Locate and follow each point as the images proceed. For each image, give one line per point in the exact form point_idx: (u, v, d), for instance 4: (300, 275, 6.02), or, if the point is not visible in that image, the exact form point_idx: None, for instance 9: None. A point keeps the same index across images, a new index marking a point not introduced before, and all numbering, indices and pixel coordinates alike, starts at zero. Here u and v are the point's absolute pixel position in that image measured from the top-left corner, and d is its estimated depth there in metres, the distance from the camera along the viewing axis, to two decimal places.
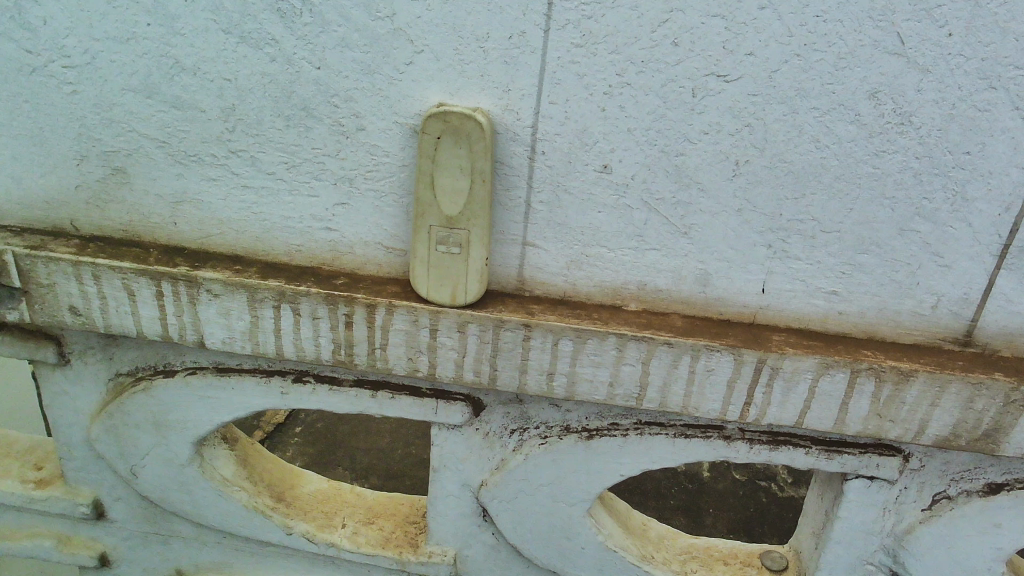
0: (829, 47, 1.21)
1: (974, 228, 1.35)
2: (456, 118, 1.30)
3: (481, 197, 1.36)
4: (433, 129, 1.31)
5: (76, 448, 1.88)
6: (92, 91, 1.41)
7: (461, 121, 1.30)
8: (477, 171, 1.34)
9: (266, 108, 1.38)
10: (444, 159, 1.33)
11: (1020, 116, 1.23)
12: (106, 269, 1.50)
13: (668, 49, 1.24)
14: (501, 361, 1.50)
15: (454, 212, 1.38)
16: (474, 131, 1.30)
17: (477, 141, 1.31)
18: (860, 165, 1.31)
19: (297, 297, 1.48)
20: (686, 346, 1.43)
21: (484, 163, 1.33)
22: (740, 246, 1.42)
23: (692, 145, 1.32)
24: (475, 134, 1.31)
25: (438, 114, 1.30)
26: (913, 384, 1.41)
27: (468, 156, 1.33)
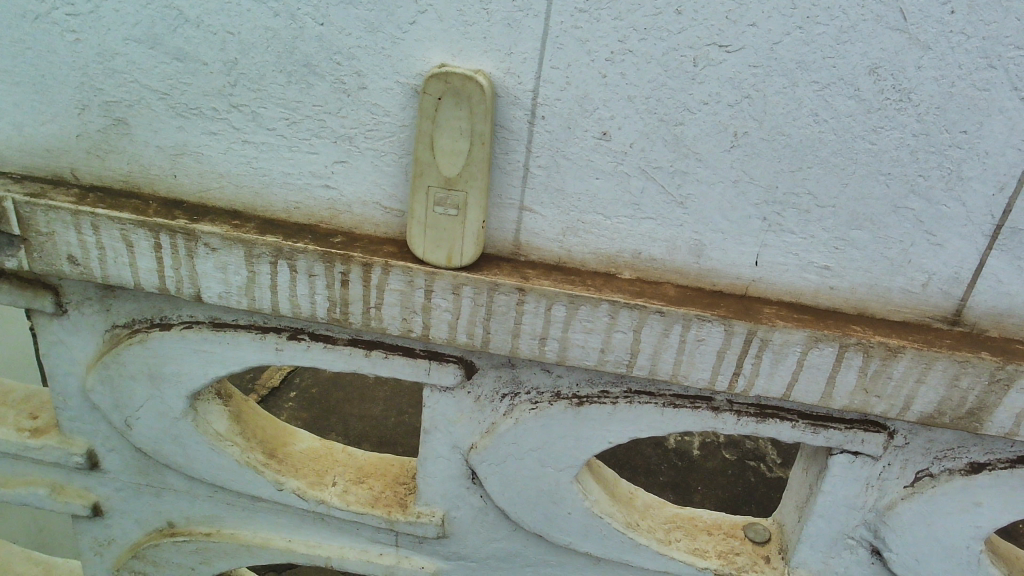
0: (832, 21, 1.22)
1: (968, 208, 1.36)
2: (458, 79, 1.31)
3: (480, 159, 1.37)
4: (435, 90, 1.32)
5: (71, 397, 1.89)
6: (95, 40, 1.41)
7: (463, 82, 1.31)
8: (477, 133, 1.34)
9: (268, 64, 1.38)
10: (445, 119, 1.34)
11: (1018, 97, 1.24)
12: (105, 220, 1.51)
13: (672, 17, 1.25)
14: (494, 324, 1.52)
15: (452, 173, 1.38)
16: (475, 93, 1.31)
17: (477, 103, 1.32)
18: (857, 141, 1.32)
19: (294, 254, 1.49)
20: (677, 315, 1.44)
21: (484, 125, 1.34)
22: (735, 218, 1.43)
23: (691, 114, 1.33)
24: (476, 96, 1.31)
25: (440, 74, 1.31)
26: (900, 360, 1.43)
27: (468, 117, 1.33)
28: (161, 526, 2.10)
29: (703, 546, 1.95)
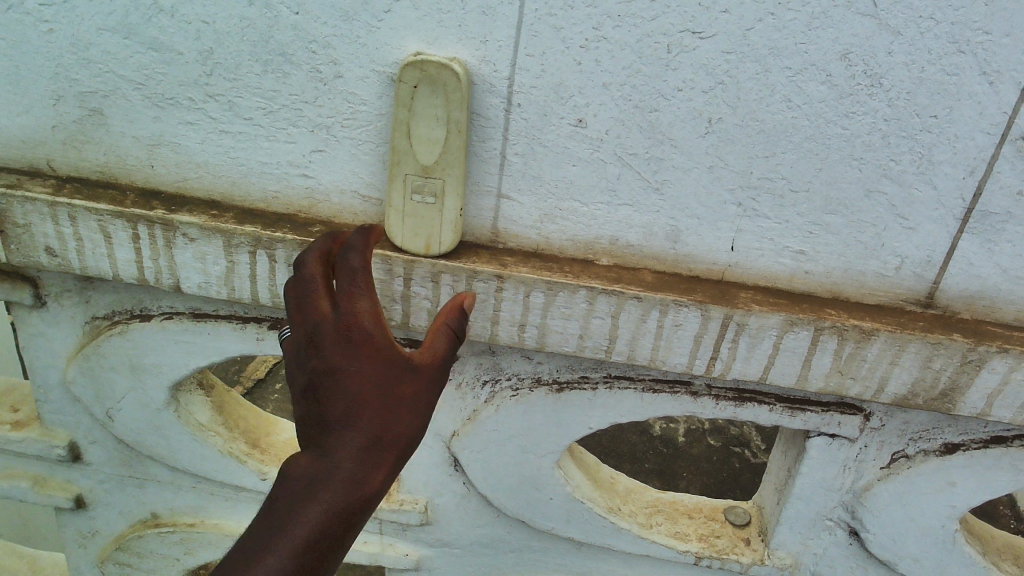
0: (803, 6, 1.23)
1: (939, 191, 1.38)
2: (433, 67, 1.31)
3: (457, 147, 1.38)
4: (410, 78, 1.33)
5: (51, 389, 1.89)
6: (69, 30, 1.40)
7: (438, 70, 1.32)
8: (454, 121, 1.35)
9: (244, 53, 1.38)
10: (421, 107, 1.35)
11: (986, 81, 1.26)
12: (82, 211, 1.50)
13: (645, 4, 1.25)
14: (474, 312, 1.53)
15: (430, 161, 1.39)
16: (451, 80, 1.32)
17: (453, 91, 1.33)
18: (830, 126, 1.33)
19: (273, 243, 1.49)
20: (654, 301, 1.46)
21: (460, 113, 1.35)
22: (711, 204, 1.45)
23: (666, 100, 1.34)
24: (452, 84, 1.32)
25: (416, 62, 1.31)
26: (874, 342, 1.45)
27: (444, 105, 1.34)
28: (146, 518, 2.11)
29: (684, 530, 1.97)
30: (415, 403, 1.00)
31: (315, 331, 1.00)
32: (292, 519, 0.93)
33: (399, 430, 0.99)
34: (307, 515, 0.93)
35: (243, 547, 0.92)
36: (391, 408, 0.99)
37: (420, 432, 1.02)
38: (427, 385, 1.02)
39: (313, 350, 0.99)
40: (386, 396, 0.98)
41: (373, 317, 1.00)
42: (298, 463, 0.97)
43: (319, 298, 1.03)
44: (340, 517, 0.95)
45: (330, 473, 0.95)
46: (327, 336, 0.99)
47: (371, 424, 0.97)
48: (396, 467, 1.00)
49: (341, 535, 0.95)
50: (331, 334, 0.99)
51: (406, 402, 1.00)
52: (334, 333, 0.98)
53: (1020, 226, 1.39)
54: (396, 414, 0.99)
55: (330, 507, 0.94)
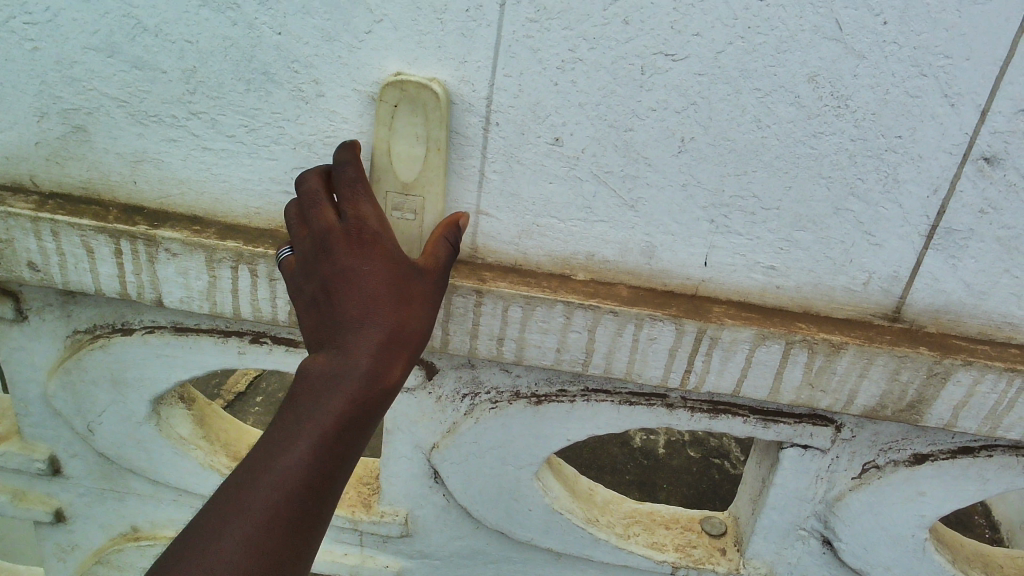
0: (772, 31, 1.27)
1: (905, 209, 1.42)
2: (413, 87, 1.35)
3: (436, 164, 1.42)
4: (391, 97, 1.36)
5: (32, 403, 1.89)
6: (53, 48, 1.42)
7: (418, 90, 1.35)
8: (433, 139, 1.39)
9: (227, 72, 1.41)
10: (401, 126, 1.38)
11: (948, 103, 1.31)
12: (65, 226, 1.52)
13: (619, 27, 1.29)
14: (453, 325, 1.56)
15: (410, 179, 1.42)
16: (430, 100, 1.35)
17: (433, 110, 1.36)
18: (799, 146, 1.37)
19: (254, 258, 1.51)
20: (630, 315, 1.49)
21: (440, 131, 1.38)
22: (685, 221, 1.48)
23: (640, 120, 1.38)
24: (432, 103, 1.36)
25: (396, 82, 1.35)
26: (843, 355, 1.49)
27: (424, 124, 1.38)
28: (126, 531, 2.11)
29: (661, 540, 1.99)
30: (421, 301, 1.22)
31: (328, 239, 1.22)
32: (323, 396, 1.08)
33: (409, 325, 1.18)
34: (334, 401, 1.08)
35: (280, 424, 1.07)
36: (401, 304, 1.19)
37: (426, 329, 1.22)
38: (428, 286, 1.25)
39: (327, 254, 1.21)
40: (393, 288, 1.19)
41: (376, 223, 1.23)
42: (323, 354, 1.14)
43: (326, 210, 1.25)
44: (364, 412, 1.10)
45: (354, 362, 1.12)
46: (338, 242, 1.21)
47: (386, 316, 1.16)
48: (408, 363, 1.18)
49: (366, 419, 1.10)
50: (342, 236, 1.22)
51: (412, 298, 1.21)
52: (347, 233, 1.22)
53: (982, 243, 1.44)
54: (405, 312, 1.19)
55: (353, 396, 1.09)
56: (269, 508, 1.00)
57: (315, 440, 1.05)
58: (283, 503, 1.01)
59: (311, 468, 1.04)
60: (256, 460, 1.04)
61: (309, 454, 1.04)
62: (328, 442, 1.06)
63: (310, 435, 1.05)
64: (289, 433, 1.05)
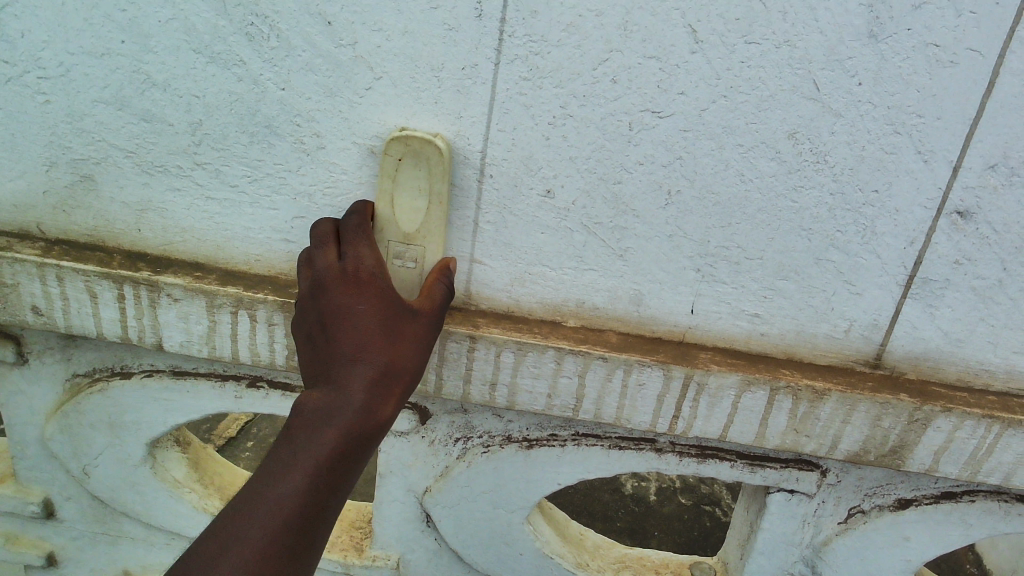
0: (753, 90, 1.34)
1: (883, 260, 1.48)
2: (418, 142, 1.40)
3: (438, 216, 1.46)
4: (396, 151, 1.41)
5: (29, 446, 1.91)
6: (65, 101, 1.48)
7: (422, 144, 1.40)
8: (436, 192, 1.44)
9: (232, 125, 1.46)
10: (405, 179, 1.43)
11: (922, 160, 1.37)
12: (70, 272, 1.56)
13: (608, 86, 1.36)
14: (447, 371, 1.60)
15: (412, 230, 1.47)
16: (433, 155, 1.41)
17: (436, 164, 1.42)
18: (781, 199, 1.43)
19: (254, 303, 1.56)
20: (619, 361, 1.53)
21: (442, 184, 1.44)
22: (672, 269, 1.53)
23: (628, 173, 1.43)
24: (435, 158, 1.41)
25: (401, 137, 1.40)
26: (827, 401, 1.53)
27: (427, 177, 1.43)
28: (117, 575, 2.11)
29: None
30: (414, 339, 1.26)
31: (326, 278, 1.28)
32: (317, 429, 1.10)
33: (401, 364, 1.21)
34: (328, 435, 1.10)
35: (275, 456, 1.09)
36: (394, 341, 1.22)
37: (418, 367, 1.25)
38: (421, 325, 1.28)
39: (324, 292, 1.26)
40: (386, 325, 1.22)
41: (371, 262, 1.28)
42: (318, 389, 1.16)
43: (329, 251, 1.33)
44: (355, 447, 1.12)
45: (347, 397, 1.14)
46: (335, 281, 1.27)
47: (379, 351, 1.19)
48: (399, 400, 1.21)
49: (356, 454, 1.13)
50: (339, 277, 1.27)
51: (405, 336, 1.24)
52: (345, 274, 1.27)
53: (958, 293, 1.49)
54: (398, 349, 1.22)
55: (345, 431, 1.11)
56: (263, 538, 1.03)
57: (310, 472, 1.08)
58: (276, 534, 1.04)
59: (304, 500, 1.06)
60: (249, 494, 1.06)
61: (302, 486, 1.07)
62: (323, 476, 1.08)
63: (304, 468, 1.08)
64: (283, 466, 1.08)
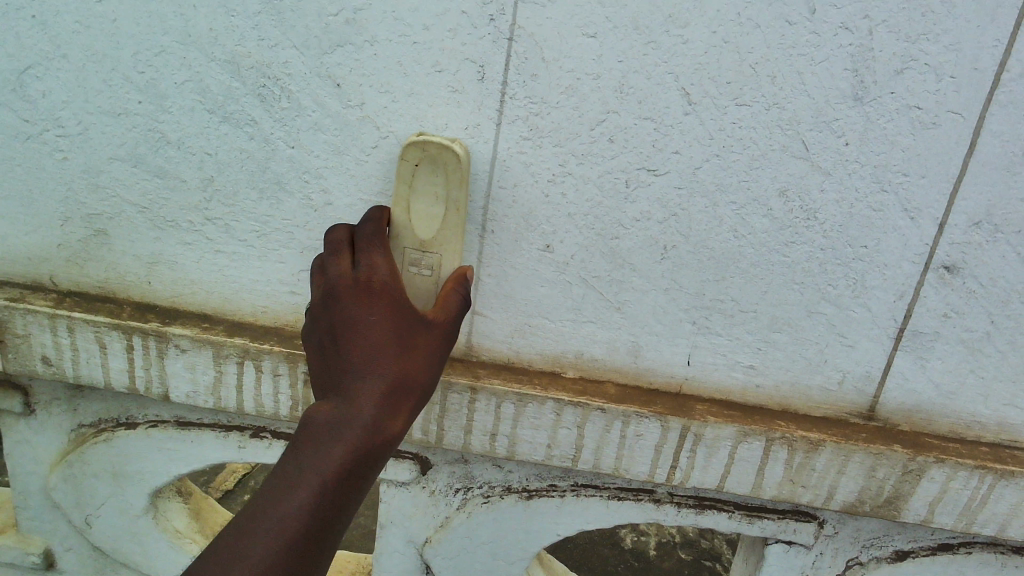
0: (744, 150, 1.39)
1: (874, 312, 1.51)
2: (435, 147, 1.38)
3: (454, 223, 1.41)
4: (412, 156, 1.39)
5: (31, 496, 1.92)
6: (82, 158, 1.53)
7: (439, 150, 1.38)
8: (453, 199, 1.40)
9: (243, 181, 1.52)
10: (422, 185, 1.40)
11: (909, 216, 1.42)
12: (81, 323, 1.60)
13: (605, 145, 1.41)
14: (448, 421, 1.62)
15: (428, 236, 1.42)
16: (451, 160, 1.38)
17: (453, 169, 1.39)
18: (773, 254, 1.48)
19: (260, 354, 1.59)
20: (617, 412, 1.56)
21: (459, 191, 1.40)
22: (668, 322, 1.57)
23: (626, 229, 1.48)
24: (453, 164, 1.39)
25: (418, 142, 1.38)
26: (822, 453, 1.56)
27: (444, 183, 1.40)
28: None
29: None
30: (427, 352, 1.21)
31: (339, 287, 1.23)
32: (324, 445, 1.08)
33: (412, 378, 1.17)
34: (334, 452, 1.07)
35: (282, 471, 1.07)
36: (406, 355, 1.18)
37: (429, 382, 1.21)
38: (435, 339, 1.23)
39: (337, 303, 1.22)
40: (398, 338, 1.18)
41: (386, 272, 1.23)
42: (327, 403, 1.13)
43: (343, 259, 1.27)
44: (363, 464, 1.10)
45: (356, 414, 1.11)
46: (349, 290, 1.22)
47: (390, 366, 1.15)
48: (408, 415, 1.18)
49: (363, 471, 1.10)
50: (351, 286, 1.22)
51: (417, 349, 1.20)
52: (357, 283, 1.22)
53: (947, 345, 1.53)
54: (410, 364, 1.18)
55: (353, 448, 1.08)
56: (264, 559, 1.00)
57: (316, 489, 1.05)
58: (278, 555, 1.01)
59: (309, 518, 1.04)
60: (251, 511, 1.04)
61: (309, 504, 1.04)
62: (328, 494, 1.06)
63: (311, 485, 1.05)
64: (288, 483, 1.05)
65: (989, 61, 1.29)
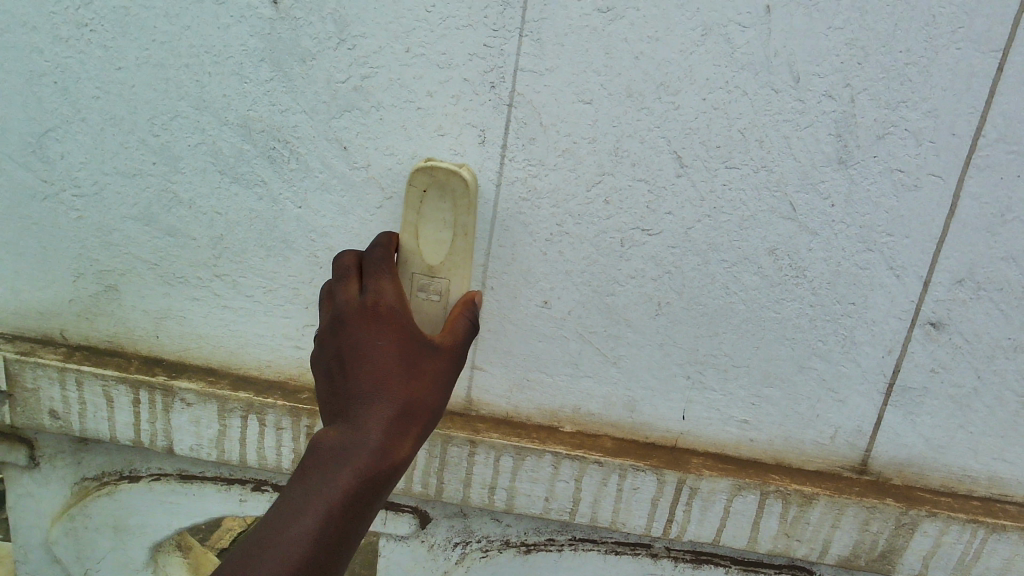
0: (734, 210, 1.45)
1: (863, 368, 1.55)
2: (443, 173, 1.39)
3: (463, 248, 1.41)
4: (420, 182, 1.40)
5: (31, 550, 1.93)
6: (97, 217, 1.59)
7: (447, 176, 1.39)
8: (461, 224, 1.40)
9: (251, 239, 1.57)
10: (430, 210, 1.40)
11: (894, 274, 1.47)
12: (89, 377, 1.64)
13: (601, 206, 1.47)
14: (447, 475, 1.65)
15: (436, 261, 1.41)
16: (459, 186, 1.39)
17: (461, 195, 1.39)
18: (764, 311, 1.53)
19: (264, 408, 1.62)
20: (614, 465, 1.59)
21: (467, 217, 1.40)
22: (663, 377, 1.61)
23: (621, 286, 1.53)
24: (460, 190, 1.39)
25: (426, 168, 1.39)
26: (816, 506, 1.58)
27: (452, 209, 1.40)
28: None
29: None
30: (435, 376, 1.14)
31: (346, 312, 1.19)
32: (331, 470, 1.00)
33: (421, 402, 1.10)
34: (342, 476, 1.00)
35: (286, 498, 0.99)
36: (413, 377, 1.11)
37: (438, 408, 1.14)
38: (443, 363, 1.17)
39: (343, 327, 1.17)
40: (406, 362, 1.12)
41: (393, 298, 1.20)
42: (333, 428, 1.06)
43: (350, 286, 1.25)
44: (370, 490, 1.02)
45: (363, 437, 1.04)
46: (357, 316, 1.18)
47: (398, 388, 1.09)
48: (417, 441, 1.10)
49: (369, 498, 1.02)
50: (358, 312, 1.18)
51: (425, 373, 1.13)
52: (364, 309, 1.18)
53: (936, 400, 1.57)
54: (418, 387, 1.11)
55: (361, 472, 1.01)
56: None
57: (323, 516, 0.98)
58: None
59: (315, 545, 0.96)
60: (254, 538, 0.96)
61: (317, 528, 0.96)
62: (336, 520, 0.98)
63: (318, 510, 0.97)
64: (294, 509, 0.98)
65: (966, 127, 1.36)
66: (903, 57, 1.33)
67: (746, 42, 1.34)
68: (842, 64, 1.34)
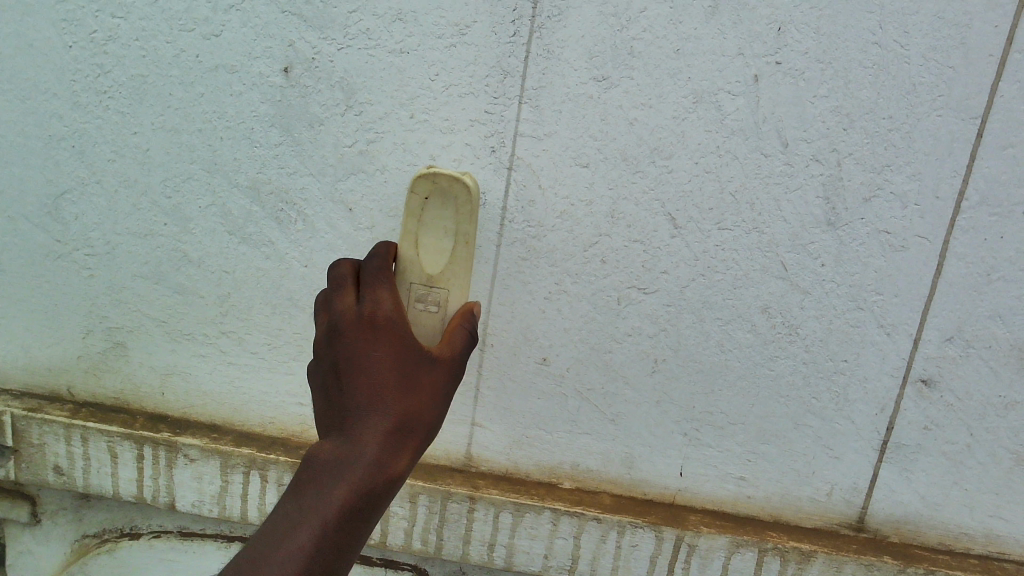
0: (727, 270, 1.50)
1: (857, 425, 1.58)
2: (445, 181, 1.28)
3: (465, 257, 1.26)
4: (421, 189, 1.29)
5: None
6: (108, 275, 1.63)
7: (449, 183, 1.28)
8: (463, 232, 1.27)
9: (257, 297, 1.61)
10: (430, 218, 1.28)
11: (884, 332, 1.51)
12: (94, 433, 1.67)
13: (598, 265, 1.51)
14: (447, 531, 1.65)
15: (435, 269, 1.24)
16: (461, 193, 1.28)
17: (464, 203, 1.28)
18: (758, 367, 1.56)
19: (266, 464, 1.64)
20: (613, 522, 1.61)
21: (469, 226, 1.27)
22: (660, 433, 1.63)
23: (618, 343, 1.57)
24: (463, 198, 1.28)
25: (427, 174, 1.28)
26: (814, 563, 1.59)
27: (454, 218, 1.28)
28: None
29: None
30: (435, 388, 1.04)
31: (341, 320, 1.05)
32: (321, 489, 0.94)
33: (419, 416, 1.01)
34: (333, 495, 0.93)
35: (277, 517, 0.94)
36: (412, 390, 1.01)
37: (438, 419, 1.04)
38: (444, 373, 1.06)
39: (336, 339, 1.04)
40: (404, 375, 1.01)
41: (392, 307, 1.06)
42: (326, 445, 0.98)
43: (346, 295, 1.09)
44: (364, 509, 0.95)
45: (356, 454, 0.96)
46: (351, 324, 1.04)
47: (395, 402, 0.99)
48: (415, 456, 1.01)
49: (364, 516, 0.96)
50: (353, 319, 1.05)
51: (423, 384, 1.03)
52: (360, 318, 1.05)
53: (930, 457, 1.59)
54: (415, 400, 1.01)
55: (354, 491, 0.94)
56: None
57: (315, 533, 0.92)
58: None
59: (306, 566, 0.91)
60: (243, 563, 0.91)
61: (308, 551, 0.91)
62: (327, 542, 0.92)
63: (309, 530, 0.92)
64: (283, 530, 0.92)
65: (948, 190, 1.41)
66: (886, 123, 1.39)
67: (735, 109, 1.40)
68: (828, 130, 1.40)
